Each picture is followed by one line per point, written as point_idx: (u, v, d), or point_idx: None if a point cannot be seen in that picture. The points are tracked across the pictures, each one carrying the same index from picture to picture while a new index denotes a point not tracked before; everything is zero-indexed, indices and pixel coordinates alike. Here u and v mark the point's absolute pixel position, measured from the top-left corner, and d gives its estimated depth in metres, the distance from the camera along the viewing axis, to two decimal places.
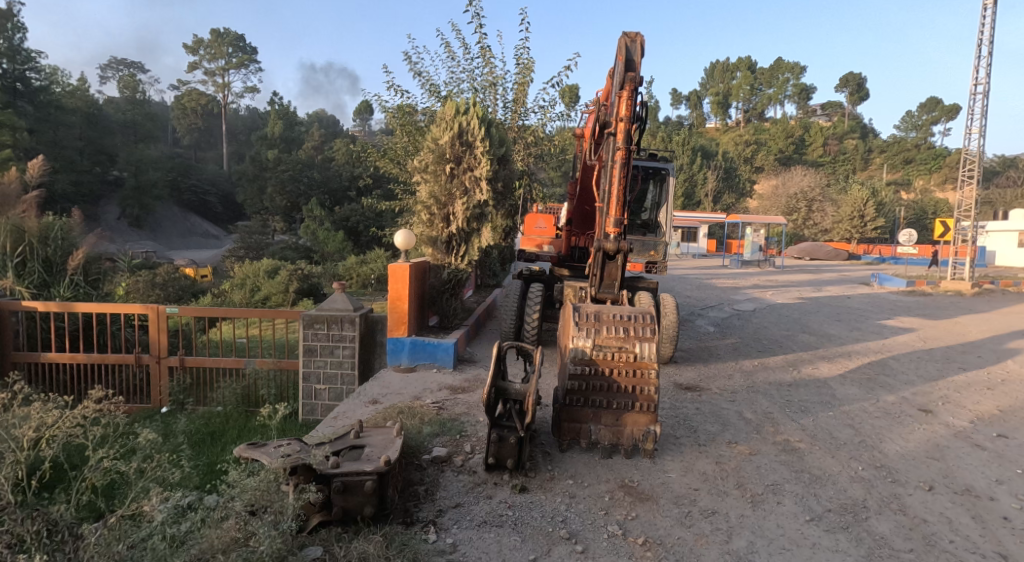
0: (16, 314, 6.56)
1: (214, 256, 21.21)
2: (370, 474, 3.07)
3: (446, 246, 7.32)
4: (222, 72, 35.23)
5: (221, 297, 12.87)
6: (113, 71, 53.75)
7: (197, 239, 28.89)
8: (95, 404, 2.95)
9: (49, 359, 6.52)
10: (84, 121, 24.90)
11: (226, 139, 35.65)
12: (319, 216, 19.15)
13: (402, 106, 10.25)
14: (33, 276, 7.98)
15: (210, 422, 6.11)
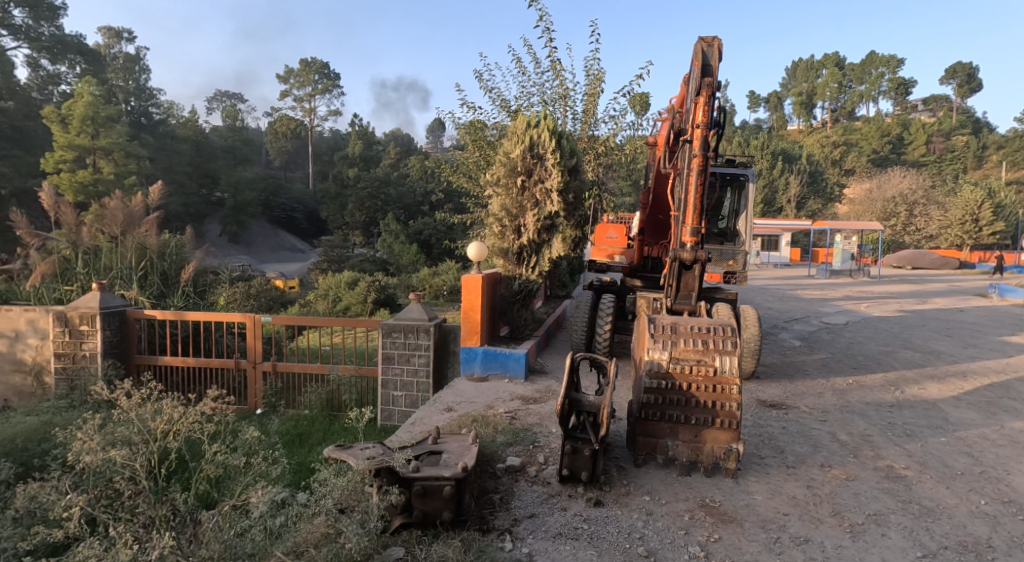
0: (140, 321, 7.22)
1: (300, 269, 22.39)
2: (448, 479, 3.16)
3: (518, 257, 7.45)
4: (309, 97, 37.23)
5: (307, 307, 13.60)
6: (218, 103, 58.31)
7: (286, 252, 30.54)
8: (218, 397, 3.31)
9: (163, 363, 7.14)
10: (193, 149, 27.17)
11: (312, 159, 37.51)
12: (395, 229, 19.87)
13: (474, 122, 10.50)
14: (153, 287, 8.84)
15: (298, 424, 6.47)
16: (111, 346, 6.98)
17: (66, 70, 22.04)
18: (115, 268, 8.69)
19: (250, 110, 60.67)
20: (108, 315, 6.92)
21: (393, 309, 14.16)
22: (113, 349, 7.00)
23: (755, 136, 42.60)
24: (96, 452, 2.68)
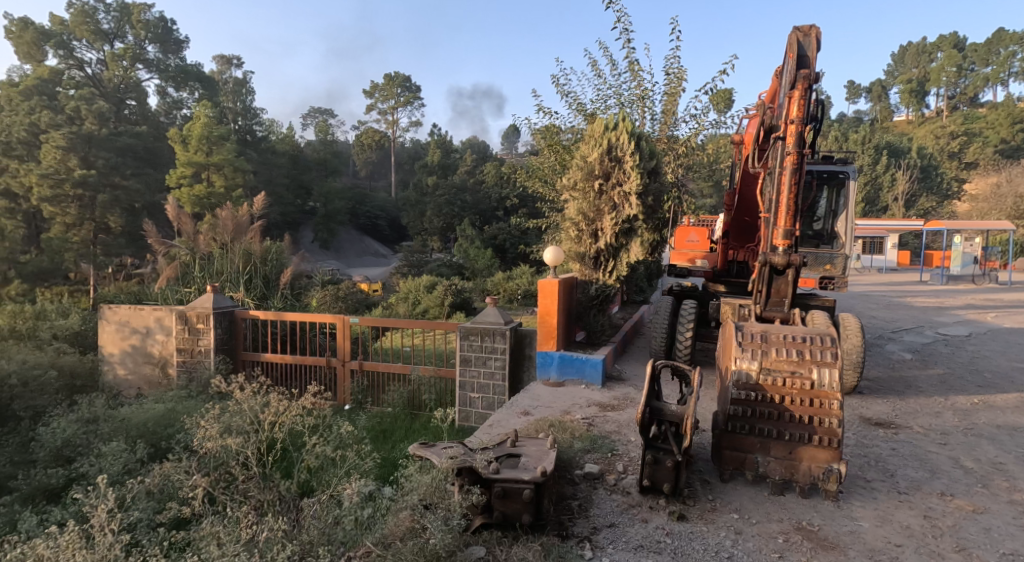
0: (245, 321, 7.90)
1: (383, 273, 23.17)
2: (528, 482, 3.12)
3: (594, 262, 7.37)
4: (392, 110, 38.58)
5: (388, 310, 14.08)
6: (312, 119, 61.70)
7: (370, 257, 31.74)
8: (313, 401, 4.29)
9: (264, 360, 7.70)
10: (290, 162, 28.90)
11: (394, 169, 38.83)
12: (470, 235, 20.21)
13: (549, 127, 10.50)
14: (256, 290, 10.56)
15: (382, 421, 6.70)
16: (223, 342, 7.72)
17: (187, 96, 23.79)
18: (227, 271, 10.46)
19: (339, 124, 63.82)
20: (221, 315, 7.67)
21: (469, 313, 14.41)
22: (224, 345, 7.76)
23: (858, 130, 39.83)
24: (220, 441, 3.69)
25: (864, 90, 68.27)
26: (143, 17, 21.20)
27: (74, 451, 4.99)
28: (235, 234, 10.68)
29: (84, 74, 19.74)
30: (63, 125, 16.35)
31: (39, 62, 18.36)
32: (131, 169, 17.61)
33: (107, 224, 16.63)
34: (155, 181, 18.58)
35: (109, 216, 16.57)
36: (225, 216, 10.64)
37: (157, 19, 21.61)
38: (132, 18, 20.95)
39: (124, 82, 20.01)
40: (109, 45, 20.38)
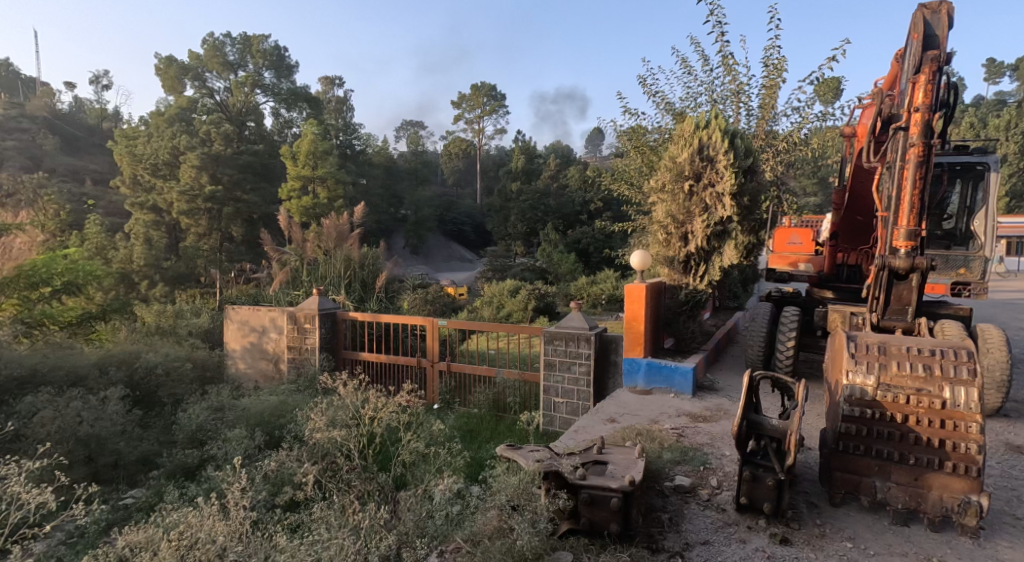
0: (345, 321, 8.77)
1: (469, 278, 23.60)
2: (615, 491, 3.11)
3: (684, 266, 7.03)
4: (478, 119, 39.26)
5: (473, 313, 14.34)
6: (404, 131, 64.03)
7: (457, 262, 32.46)
8: (405, 399, 5.37)
9: (362, 358, 8.48)
10: (384, 173, 30.19)
11: (479, 176, 39.48)
12: (554, 239, 20.14)
13: (635, 127, 10.24)
14: (354, 293, 11.55)
15: (468, 421, 7.10)
16: (326, 341, 8.63)
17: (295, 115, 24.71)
18: (330, 276, 11.51)
19: (428, 135, 65.95)
20: (324, 315, 8.61)
21: (552, 317, 14.41)
22: (328, 344, 8.65)
23: (988, 117, 35.75)
24: (330, 434, 4.77)
25: (996, 72, 61.34)
26: (262, 46, 22.37)
27: (205, 434, 6.00)
28: (337, 241, 11.91)
29: (214, 101, 21.34)
30: (197, 147, 17.89)
31: (178, 92, 20.45)
32: (251, 184, 19.19)
33: (231, 234, 18.81)
34: (269, 195, 20.01)
35: (231, 227, 18.75)
36: (329, 225, 11.96)
37: (276, 48, 22.63)
38: (253, 48, 22.17)
39: (246, 107, 21.52)
40: (234, 74, 21.83)
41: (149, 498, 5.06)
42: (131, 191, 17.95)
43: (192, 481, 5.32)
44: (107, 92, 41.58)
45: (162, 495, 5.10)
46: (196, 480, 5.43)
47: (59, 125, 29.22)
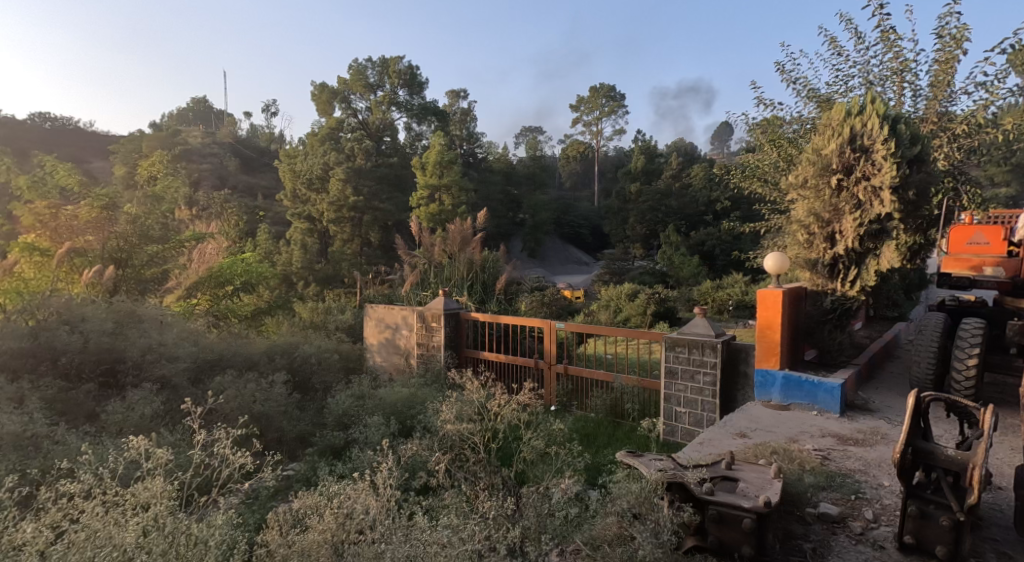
0: (467, 321, 9.04)
1: (585, 281, 23.38)
2: (747, 511, 2.97)
3: (829, 269, 6.33)
4: (598, 120, 38.79)
5: (591, 317, 14.16)
6: (523, 137, 65.04)
7: (573, 265, 32.28)
8: (526, 400, 5.98)
9: (483, 357, 8.69)
10: (505, 179, 30.88)
11: (597, 178, 38.97)
12: (676, 242, 19.34)
13: (771, 119, 9.49)
14: (476, 295, 11.89)
15: (585, 425, 7.08)
16: (450, 339, 8.96)
17: (425, 129, 25.72)
18: (454, 278, 11.90)
19: (545, 140, 66.50)
20: (449, 315, 8.94)
21: (673, 323, 13.86)
22: (451, 343, 8.97)
23: None
24: (460, 428, 5.45)
25: None
26: (398, 67, 23.73)
27: (349, 419, 6.81)
28: (462, 245, 12.26)
29: (357, 121, 22.79)
30: (344, 161, 19.59)
31: (328, 115, 22.08)
32: (386, 194, 20.35)
33: (369, 239, 19.89)
34: (402, 203, 21.16)
35: (370, 232, 19.78)
36: (453, 229, 12.29)
37: (410, 67, 23.93)
38: (389, 69, 23.64)
39: (383, 123, 22.90)
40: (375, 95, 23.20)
41: (304, 472, 5.75)
42: (292, 205, 20.10)
43: (339, 459, 6.04)
44: (273, 118, 46.76)
45: (316, 469, 5.79)
46: (344, 458, 6.09)
47: (239, 149, 33.40)
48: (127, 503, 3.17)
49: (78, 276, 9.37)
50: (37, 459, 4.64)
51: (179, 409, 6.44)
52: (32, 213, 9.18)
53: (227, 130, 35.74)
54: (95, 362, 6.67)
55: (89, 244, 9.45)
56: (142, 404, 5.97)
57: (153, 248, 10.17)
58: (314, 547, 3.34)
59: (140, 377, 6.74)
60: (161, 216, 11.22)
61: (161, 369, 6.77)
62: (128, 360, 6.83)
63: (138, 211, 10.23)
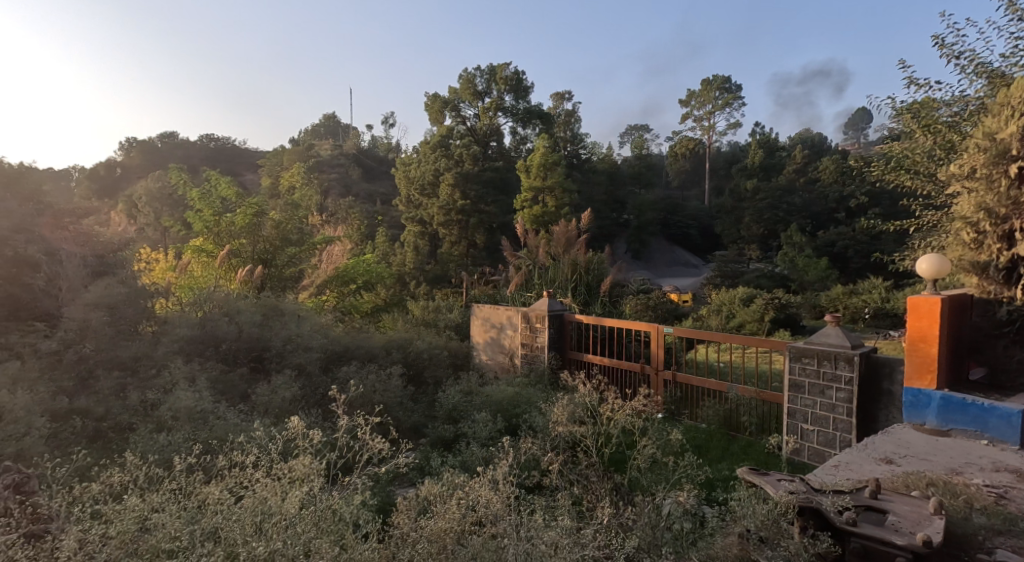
0: (571, 323, 8.84)
1: (694, 284, 22.33)
2: (898, 548, 2.83)
3: (1006, 274, 5.29)
4: (710, 115, 36.90)
5: (701, 322, 13.43)
6: (627, 136, 63.66)
7: (682, 268, 31.00)
8: (638, 408, 5.76)
9: (587, 360, 8.48)
10: (609, 179, 30.27)
11: (709, 175, 37.06)
12: (799, 242, 17.87)
13: (920, 101, 8.36)
14: (580, 297, 11.63)
15: (696, 435, 6.74)
16: (554, 341, 8.81)
17: (531, 131, 25.81)
18: (558, 279, 11.66)
19: (654, 138, 64.34)
20: (553, 317, 8.79)
21: (795, 331, 12.79)
22: (555, 345, 8.82)
23: None
24: (572, 429, 5.41)
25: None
26: (505, 72, 23.59)
27: (459, 413, 7.03)
28: (566, 246, 12.01)
29: (466, 127, 23.33)
30: (453, 166, 20.05)
31: (439, 123, 22.80)
32: (491, 197, 20.54)
33: (475, 241, 20.03)
34: (507, 206, 21.33)
35: (476, 235, 19.92)
36: (558, 231, 12.07)
37: (517, 73, 23.70)
38: (497, 76, 23.55)
39: (489, 128, 23.24)
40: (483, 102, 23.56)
41: (419, 461, 6.04)
42: (407, 209, 20.99)
43: (450, 451, 6.24)
44: (391, 129, 49.25)
45: (429, 460, 6.03)
46: (454, 451, 6.27)
47: (362, 159, 35.44)
48: (288, 477, 3.76)
49: (234, 275, 11.24)
50: (206, 430, 5.31)
51: (319, 395, 7.06)
52: (203, 222, 11.83)
53: (351, 142, 38.11)
54: (248, 349, 7.69)
55: (243, 245, 11.47)
56: (283, 388, 6.63)
57: (290, 250, 11.81)
58: (441, 535, 3.35)
59: (282, 363, 7.54)
60: (297, 222, 12.23)
61: (299, 358, 7.54)
62: (272, 349, 7.71)
63: (281, 218, 11.80)
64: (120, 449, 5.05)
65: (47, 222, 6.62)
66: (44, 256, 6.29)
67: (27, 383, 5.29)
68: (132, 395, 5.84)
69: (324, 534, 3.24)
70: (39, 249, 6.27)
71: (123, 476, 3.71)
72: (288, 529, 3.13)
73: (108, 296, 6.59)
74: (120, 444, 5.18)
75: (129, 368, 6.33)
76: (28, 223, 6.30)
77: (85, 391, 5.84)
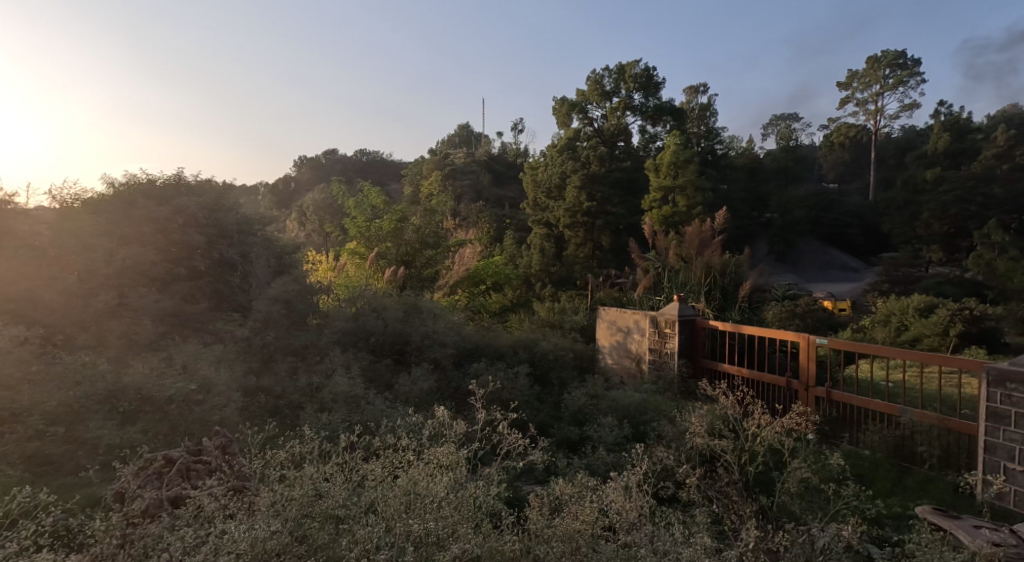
0: (705, 329, 7.91)
1: (855, 290, 19.75)
2: None
3: None
4: (876, 97, 32.46)
5: (862, 334, 11.67)
6: (775, 128, 58.53)
7: (838, 272, 27.80)
8: (790, 425, 4.87)
9: (722, 369, 7.48)
10: (750, 175, 27.92)
11: (874, 166, 32.57)
12: (1000, 241, 14.93)
13: None
14: (713, 302, 10.56)
15: (857, 464, 5.56)
16: (684, 348, 7.94)
17: (660, 129, 24.10)
18: (689, 283, 10.64)
19: (805, 126, 57.98)
20: (684, 323, 7.95)
21: (993, 349, 10.63)
22: (686, 351, 7.94)
23: None
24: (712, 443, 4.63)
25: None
26: (635, 70, 22.55)
27: (585, 416, 6.46)
28: (699, 248, 10.90)
29: (593, 130, 22.52)
30: (582, 167, 19.44)
31: (565, 126, 22.23)
32: (619, 198, 19.56)
33: (601, 243, 19.15)
34: (635, 206, 20.20)
35: (602, 236, 19.06)
36: (690, 232, 11.05)
37: (648, 69, 22.53)
38: (626, 74, 22.56)
39: (618, 128, 22.29)
40: (611, 102, 22.69)
41: (546, 459, 5.59)
42: (533, 212, 20.72)
43: (576, 453, 5.75)
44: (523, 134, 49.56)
45: (556, 458, 5.59)
46: (580, 453, 5.75)
47: (494, 164, 35.91)
48: (433, 460, 3.52)
49: (381, 275, 11.55)
50: (359, 413, 5.48)
51: (453, 388, 7.01)
52: (356, 227, 12.38)
53: (484, 149, 38.80)
54: (391, 342, 7.65)
55: (388, 248, 11.79)
56: (422, 380, 6.64)
57: (429, 252, 12.00)
58: (575, 535, 3.05)
59: (421, 356, 7.53)
60: (436, 225, 12.45)
61: (435, 352, 7.51)
62: (412, 343, 7.66)
63: (421, 223, 12.07)
64: (292, 424, 5.43)
65: (245, 230, 7.93)
66: (240, 257, 7.67)
67: (226, 362, 5.92)
68: (302, 377, 6.19)
69: (465, 520, 3.05)
70: (235, 251, 7.68)
71: (307, 447, 3.90)
72: (424, 510, 2.98)
73: (285, 292, 7.36)
74: (295, 420, 5.48)
75: (299, 353, 6.81)
76: (230, 230, 7.71)
77: (268, 371, 6.33)
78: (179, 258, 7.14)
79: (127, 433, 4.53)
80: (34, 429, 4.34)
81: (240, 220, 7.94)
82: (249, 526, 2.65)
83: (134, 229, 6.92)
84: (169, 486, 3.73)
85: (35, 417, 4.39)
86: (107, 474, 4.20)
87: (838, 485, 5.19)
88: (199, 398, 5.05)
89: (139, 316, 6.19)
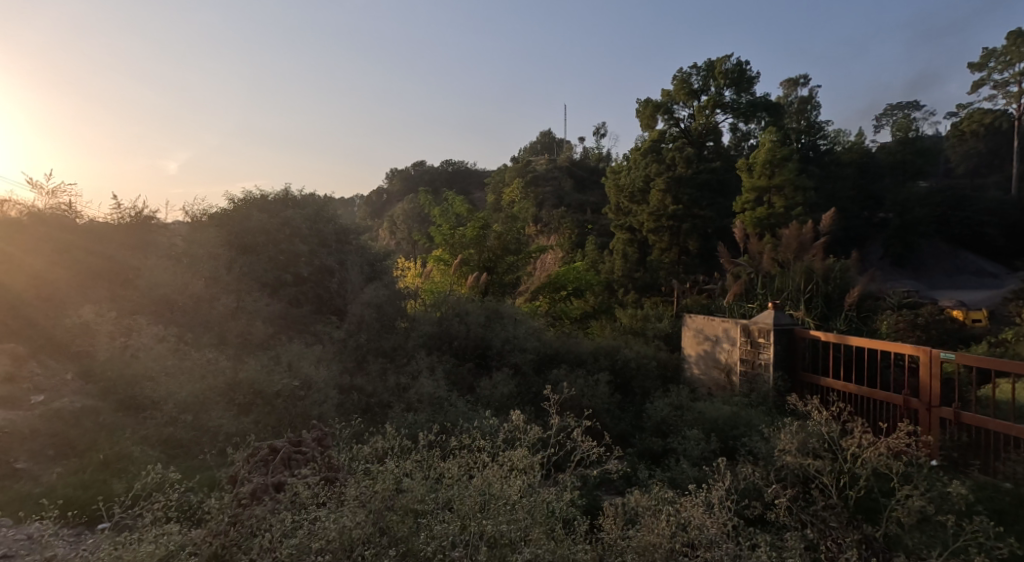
0: (804, 339, 6.92)
1: (991, 297, 17.32)
2: None
3: None
4: (1018, 77, 28.56)
5: (1005, 349, 10.00)
6: (890, 118, 53.42)
7: (967, 279, 24.75)
8: (899, 446, 3.96)
9: (825, 384, 6.42)
10: (859, 171, 25.47)
11: (1015, 156, 28.67)
12: None
13: None
14: (816, 310, 9.15)
15: (992, 498, 4.41)
16: (782, 359, 6.97)
17: (756, 126, 22.61)
18: (786, 288, 9.49)
19: (930, 114, 52.27)
20: (780, 332, 6.99)
21: None
22: (783, 363, 6.96)
23: None
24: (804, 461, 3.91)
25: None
26: (725, 66, 21.15)
27: (668, 427, 5.72)
28: (798, 252, 9.92)
29: (680, 130, 21.18)
30: (670, 168, 18.41)
31: (650, 127, 21.23)
32: (708, 200, 18.19)
33: (688, 247, 17.91)
34: (726, 208, 18.81)
35: (688, 241, 17.77)
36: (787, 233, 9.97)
37: (739, 63, 21.05)
38: (716, 70, 21.17)
39: (706, 128, 20.70)
40: (698, 101, 21.17)
41: (625, 469, 4.92)
42: (615, 217, 19.70)
43: (660, 466, 5.04)
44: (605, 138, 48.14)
45: (637, 470, 4.92)
46: (664, 466, 5.03)
47: (577, 169, 35.05)
48: (505, 461, 2.95)
49: (464, 281, 11.22)
50: (442, 415, 5.05)
51: (533, 394, 6.45)
52: (440, 234, 12.15)
53: (567, 155, 38.03)
54: (473, 347, 7.21)
55: (471, 255, 11.47)
56: (503, 384, 6.16)
57: (511, 258, 11.55)
58: (650, 548, 2.51)
59: (502, 361, 7.04)
60: (519, 231, 12.02)
61: (516, 356, 7.00)
62: (494, 348, 7.21)
63: (503, 229, 11.64)
64: (378, 422, 5.08)
65: (342, 237, 7.78)
66: (338, 263, 7.41)
67: (325, 362, 5.73)
68: (391, 377, 5.86)
69: (541, 523, 2.49)
70: (333, 258, 7.42)
71: (386, 442, 3.42)
72: (492, 510, 2.45)
73: (376, 296, 7.07)
74: (384, 418, 5.14)
75: (389, 355, 6.47)
76: (329, 235, 7.57)
77: (360, 371, 6.04)
78: (287, 265, 7.00)
79: (241, 423, 4.41)
80: (168, 416, 4.32)
81: (338, 229, 7.81)
82: (336, 513, 2.31)
83: (248, 238, 6.92)
84: (273, 473, 3.40)
85: (170, 405, 4.38)
86: (223, 459, 4.13)
87: (965, 519, 4.17)
88: (303, 394, 4.93)
89: (253, 318, 6.08)
